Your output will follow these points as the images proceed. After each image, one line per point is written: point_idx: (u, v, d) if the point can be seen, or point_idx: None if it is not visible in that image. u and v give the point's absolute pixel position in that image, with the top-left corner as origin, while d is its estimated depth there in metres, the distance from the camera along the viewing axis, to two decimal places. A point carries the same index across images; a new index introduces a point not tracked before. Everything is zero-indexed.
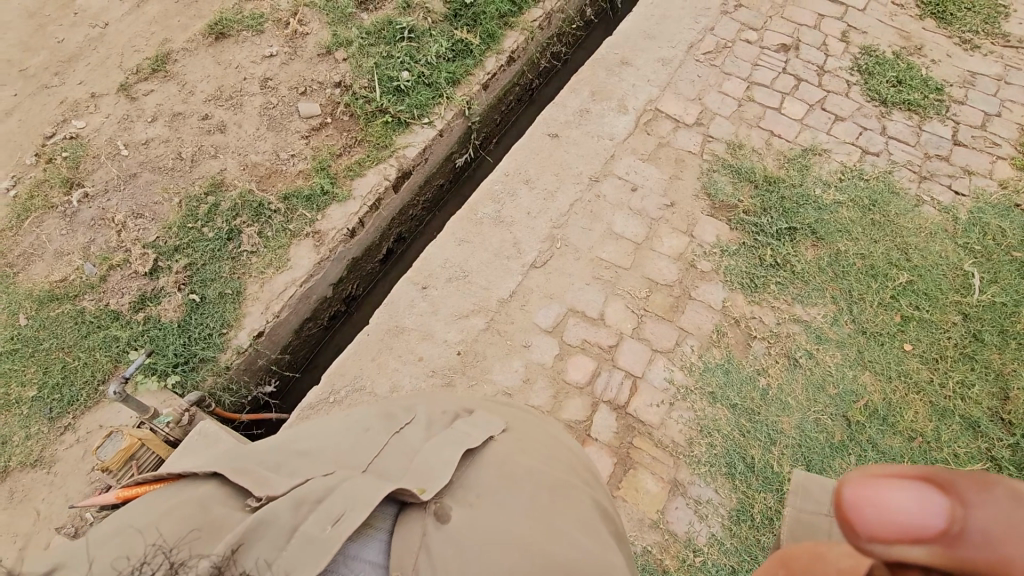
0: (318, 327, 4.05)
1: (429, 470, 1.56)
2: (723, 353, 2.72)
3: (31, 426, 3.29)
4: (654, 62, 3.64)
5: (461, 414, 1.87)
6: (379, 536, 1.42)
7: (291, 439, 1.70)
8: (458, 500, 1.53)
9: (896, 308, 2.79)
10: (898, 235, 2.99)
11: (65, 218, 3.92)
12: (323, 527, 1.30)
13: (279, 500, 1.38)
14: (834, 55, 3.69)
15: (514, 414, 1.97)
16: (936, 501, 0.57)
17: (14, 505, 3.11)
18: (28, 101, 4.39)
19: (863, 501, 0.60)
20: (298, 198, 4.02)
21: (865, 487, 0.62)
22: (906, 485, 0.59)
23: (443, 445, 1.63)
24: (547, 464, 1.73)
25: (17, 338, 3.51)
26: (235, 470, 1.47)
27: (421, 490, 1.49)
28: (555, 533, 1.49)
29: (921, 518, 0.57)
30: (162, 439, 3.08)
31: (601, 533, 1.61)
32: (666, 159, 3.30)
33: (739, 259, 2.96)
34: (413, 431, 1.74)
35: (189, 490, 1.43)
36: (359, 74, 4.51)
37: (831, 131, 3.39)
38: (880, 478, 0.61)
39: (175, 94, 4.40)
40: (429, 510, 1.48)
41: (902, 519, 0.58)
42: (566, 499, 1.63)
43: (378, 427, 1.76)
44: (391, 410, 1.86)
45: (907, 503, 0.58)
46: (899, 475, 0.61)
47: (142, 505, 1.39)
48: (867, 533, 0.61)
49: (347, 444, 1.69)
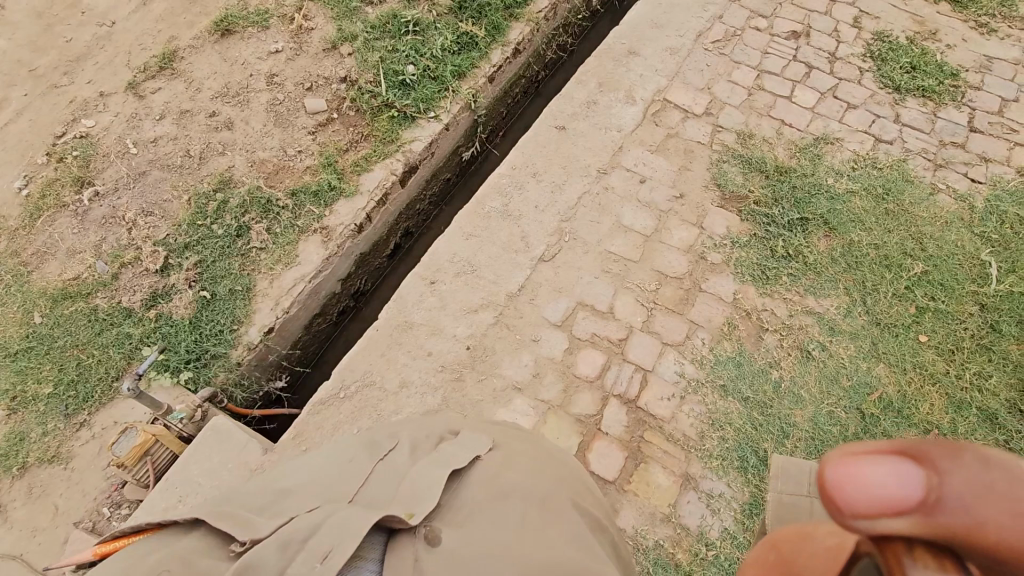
0: (327, 323, 4.07)
1: (415, 492, 1.55)
2: (734, 346, 2.70)
3: (48, 423, 3.33)
4: (662, 52, 3.59)
5: (445, 435, 1.90)
6: (369, 567, 1.38)
7: (278, 482, 1.70)
8: (448, 521, 1.53)
9: (911, 300, 2.74)
10: (912, 225, 2.94)
11: (76, 217, 3.96)
12: (311, 566, 1.27)
13: (263, 543, 1.35)
14: (846, 42, 3.62)
15: (499, 433, 2.00)
16: (912, 472, 0.57)
17: (33, 501, 3.16)
18: (38, 100, 4.42)
19: (844, 477, 0.59)
20: (306, 194, 4.03)
21: (843, 462, 0.61)
22: (882, 461, 0.59)
23: (429, 466, 1.64)
24: (535, 479, 1.74)
25: (33, 336, 3.56)
26: (217, 515, 1.45)
27: (409, 514, 1.47)
28: (547, 544, 1.51)
29: (900, 489, 0.56)
30: (176, 434, 3.12)
31: (593, 542, 1.63)
32: (675, 150, 3.26)
33: (750, 251, 2.92)
34: (398, 455, 1.75)
35: (173, 543, 1.40)
36: (365, 69, 4.49)
37: (843, 120, 3.33)
38: (858, 455, 0.61)
39: (183, 92, 4.41)
40: (419, 534, 1.46)
41: (882, 491, 0.57)
42: (556, 511, 1.65)
43: (363, 458, 1.77)
44: (375, 441, 1.87)
45: (887, 478, 0.57)
46: (875, 450, 0.61)
47: (124, 560, 1.36)
48: (851, 511, 0.59)
49: (334, 477, 1.69)
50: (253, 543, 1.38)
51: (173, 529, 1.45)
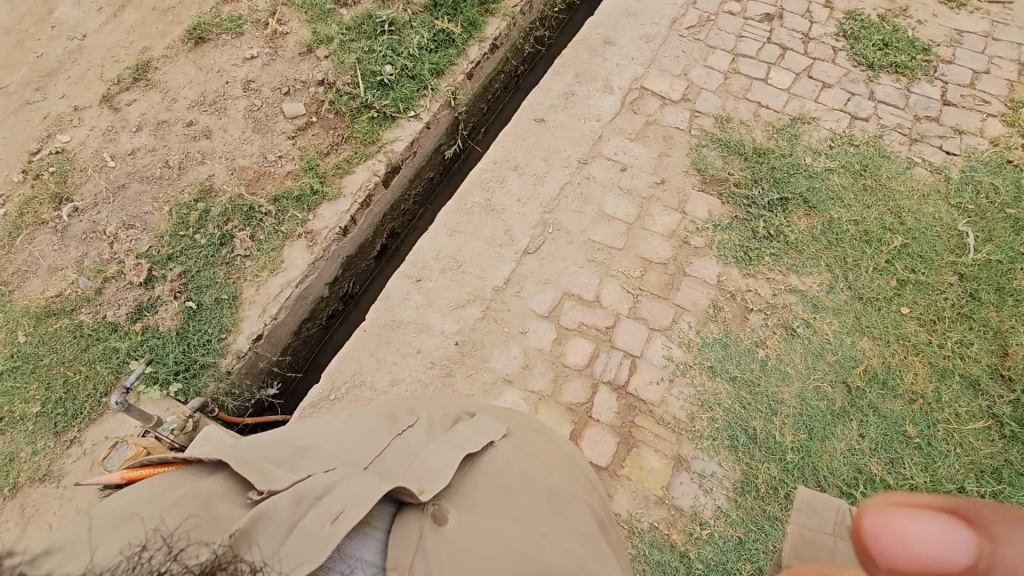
0: (317, 327, 4.06)
1: (428, 471, 1.58)
2: (721, 327, 2.72)
3: (38, 442, 3.30)
4: (637, 40, 3.60)
5: (461, 417, 1.90)
6: (376, 535, 1.45)
7: (294, 435, 1.72)
8: (457, 504, 1.57)
9: (892, 273, 2.77)
10: (890, 199, 2.97)
11: (56, 233, 3.91)
12: (323, 523, 1.31)
13: (280, 494, 1.38)
14: (818, 22, 3.65)
15: (516, 421, 2.00)
16: (961, 534, 0.52)
17: (25, 521, 3.13)
18: (12, 118, 4.36)
19: (882, 530, 0.56)
20: (288, 199, 4.00)
21: (884, 513, 0.57)
22: (928, 515, 0.54)
23: (445, 448, 1.66)
24: (546, 470, 1.75)
25: (17, 355, 3.52)
26: (240, 460, 1.47)
27: (420, 490, 1.51)
28: (550, 540, 1.52)
29: (944, 552, 0.52)
30: (168, 446, 3.04)
31: (598, 544, 1.60)
32: (654, 137, 3.28)
33: (732, 233, 2.94)
34: (415, 434, 1.76)
35: (194, 483, 1.43)
36: (342, 71, 4.46)
37: (818, 99, 3.36)
38: (902, 505, 0.56)
39: (158, 103, 4.37)
40: (427, 512, 1.51)
41: (923, 551, 0.53)
42: (563, 509, 1.64)
43: (381, 427, 1.78)
44: (394, 411, 1.88)
45: (931, 535, 0.53)
46: (921, 505, 0.55)
47: (145, 493, 1.38)
48: (886, 564, 0.56)
49: (350, 439, 1.71)
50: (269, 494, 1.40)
51: (193, 467, 1.48)
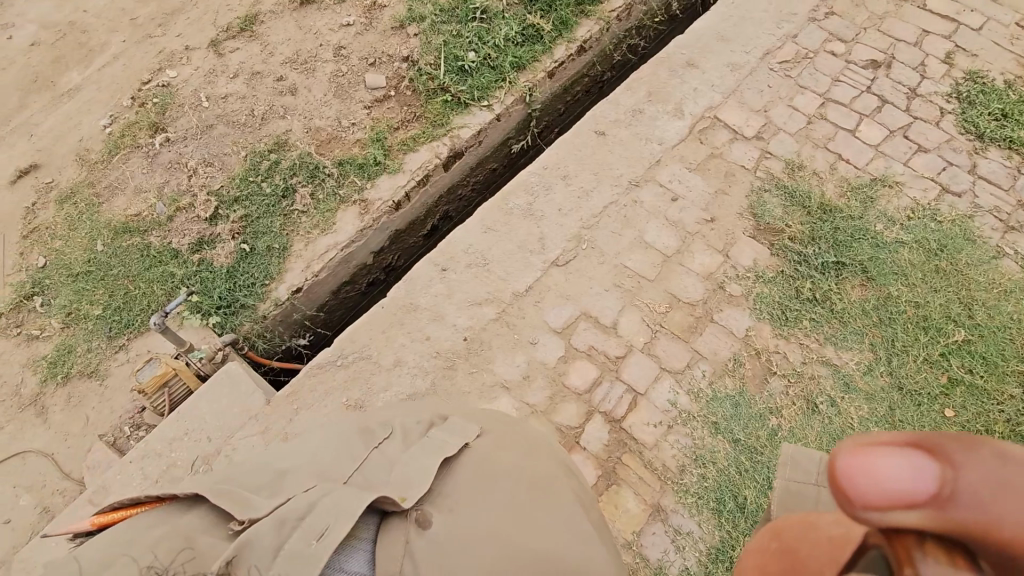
0: (356, 292, 4.21)
1: (408, 478, 1.57)
2: (737, 384, 2.58)
3: (93, 341, 3.68)
4: (723, 67, 3.43)
5: (436, 423, 1.89)
6: (362, 545, 1.42)
7: (269, 461, 1.70)
8: (439, 505, 1.55)
9: (943, 368, 2.51)
10: (964, 287, 2.67)
11: (147, 158, 4.29)
12: (308, 542, 1.33)
13: (262, 522, 1.38)
14: (931, 78, 3.32)
15: (489, 417, 2.00)
16: (925, 466, 0.59)
17: (69, 408, 3.51)
18: (133, 48, 4.81)
19: (855, 470, 0.62)
20: (352, 165, 4.17)
21: (855, 454, 0.64)
22: (895, 451, 0.61)
23: (422, 455, 1.64)
24: (524, 463, 1.76)
25: (93, 261, 3.92)
26: (216, 492, 1.42)
27: (401, 498, 1.50)
28: (535, 531, 1.54)
29: (912, 484, 0.59)
30: (194, 371, 3.37)
31: (581, 525, 1.65)
32: (716, 171, 3.12)
33: (775, 288, 2.77)
34: (391, 445, 1.73)
35: (169, 521, 1.38)
36: (427, 51, 4.55)
37: (909, 163, 3.06)
38: (872, 445, 0.63)
39: (257, 54, 4.66)
40: (411, 519, 1.49)
41: (894, 486, 0.60)
42: (544, 494, 1.67)
43: (357, 440, 1.76)
44: (369, 424, 1.85)
45: (899, 471, 0.60)
46: (888, 440, 0.62)
47: (117, 539, 1.32)
48: (861, 502, 0.63)
49: (328, 456, 1.69)
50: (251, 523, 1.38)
51: (167, 505, 1.43)
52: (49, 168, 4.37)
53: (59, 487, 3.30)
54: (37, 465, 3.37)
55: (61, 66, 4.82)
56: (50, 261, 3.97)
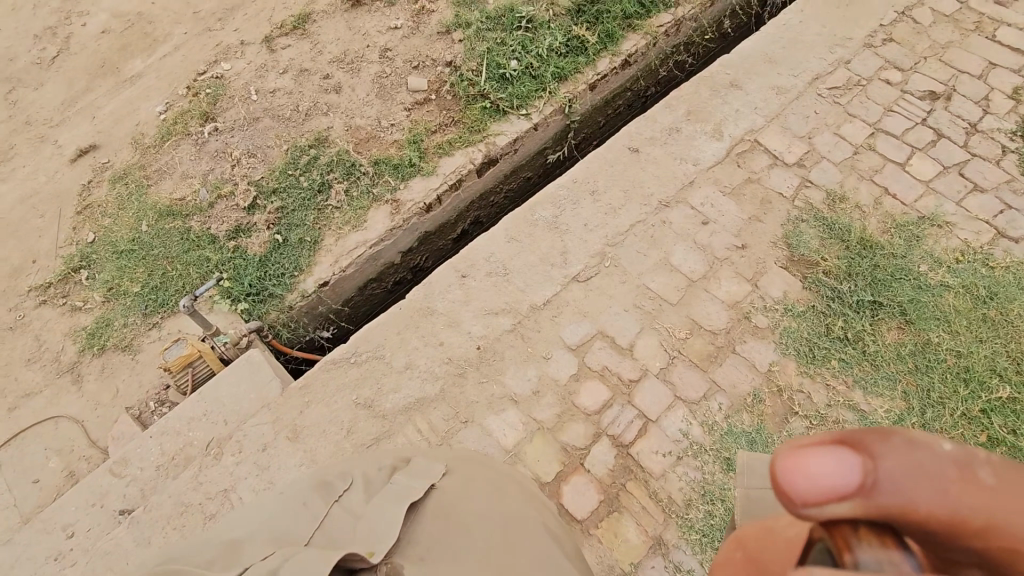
0: (382, 290, 4.29)
1: (374, 531, 1.51)
2: (754, 420, 2.47)
3: (130, 317, 3.85)
4: (768, 90, 3.33)
5: (397, 467, 1.90)
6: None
7: (218, 537, 1.59)
8: (408, 557, 1.48)
9: (983, 426, 2.34)
10: (1014, 340, 2.49)
11: (195, 146, 4.47)
12: None
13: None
14: (995, 114, 3.13)
15: (452, 459, 2.03)
16: (849, 459, 0.64)
17: (102, 379, 3.68)
18: (193, 40, 5.04)
19: (791, 473, 0.65)
20: (387, 164, 4.24)
21: (791, 457, 0.67)
22: (824, 450, 0.65)
23: (385, 501, 1.62)
24: (491, 504, 1.75)
25: (137, 240, 4.11)
26: None
27: (369, 552, 1.43)
28: (511, 567, 1.51)
29: (840, 477, 0.62)
30: (218, 355, 3.45)
31: (556, 559, 1.62)
32: (751, 197, 3.02)
33: (803, 324, 2.64)
34: (352, 497, 1.70)
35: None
36: (471, 57, 4.59)
37: (962, 202, 2.88)
38: (803, 448, 0.67)
39: (307, 52, 4.81)
40: (382, 575, 1.40)
41: (824, 481, 0.63)
42: (510, 531, 1.64)
43: (316, 498, 1.70)
44: (326, 481, 1.80)
45: (828, 467, 0.63)
46: (817, 441, 0.67)
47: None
48: (799, 499, 0.65)
49: (284, 519, 1.62)
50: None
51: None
52: (106, 149, 4.62)
53: (85, 453, 3.45)
54: (68, 430, 3.54)
55: (127, 54, 5.09)
56: (99, 238, 4.19)
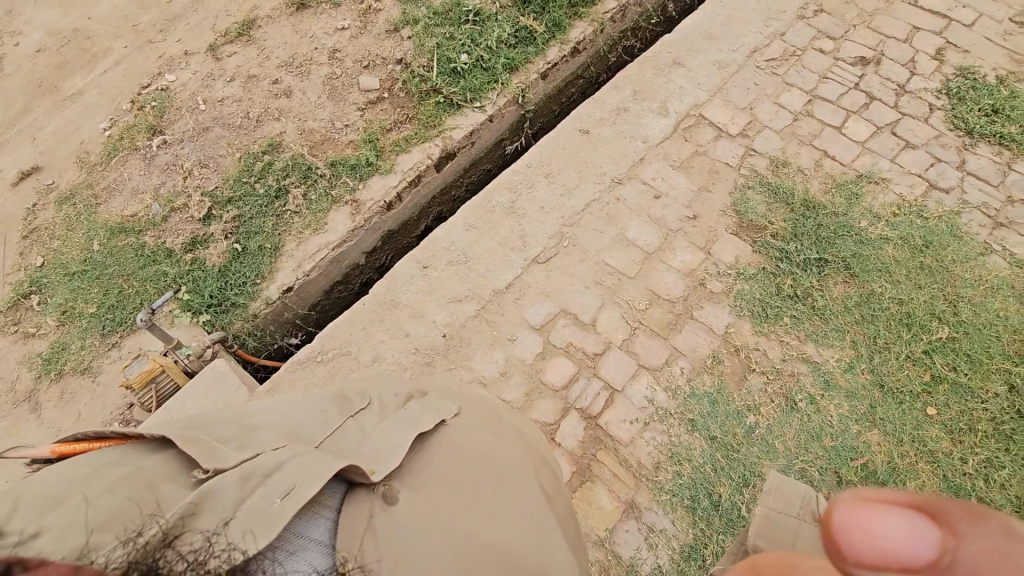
0: (349, 292, 4.26)
1: (378, 454, 1.59)
2: (715, 381, 2.55)
3: (87, 338, 3.74)
4: (709, 65, 3.43)
5: (413, 397, 1.90)
6: (326, 514, 1.43)
7: (243, 410, 1.67)
8: (408, 484, 1.57)
9: (926, 366, 2.46)
10: (949, 284, 2.62)
11: (144, 160, 4.37)
12: (272, 500, 1.30)
13: (227, 473, 1.35)
14: (922, 75, 3.29)
15: (463, 398, 2.05)
16: (919, 529, 0.68)
17: (62, 404, 3.57)
18: (135, 53, 4.92)
19: (854, 527, 0.70)
20: (344, 165, 4.21)
21: (856, 512, 0.72)
22: (898, 514, 0.69)
23: (395, 427, 1.67)
24: (496, 450, 1.80)
25: (89, 260, 3.99)
26: (184, 439, 1.40)
27: (371, 471, 1.52)
28: (497, 518, 1.58)
29: (906, 544, 0.67)
30: (182, 367, 3.37)
31: (543, 519, 1.68)
32: (699, 168, 3.11)
33: (755, 285, 2.73)
34: (368, 416, 1.74)
35: (136, 461, 1.35)
36: (420, 53, 4.59)
37: (896, 159, 3.02)
38: (872, 506, 0.71)
39: (254, 58, 4.74)
40: (377, 492, 1.52)
41: (888, 544, 0.68)
42: (508, 481, 1.70)
43: (333, 405, 1.74)
44: (345, 393, 1.84)
45: (896, 530, 0.68)
46: (891, 505, 0.71)
47: (80, 468, 1.27)
48: (855, 557, 0.70)
49: (300, 415, 1.68)
50: (217, 473, 1.36)
51: (137, 443, 1.40)
52: (50, 170, 4.47)
53: None
54: None
55: (65, 72, 4.93)
56: (48, 261, 4.05)
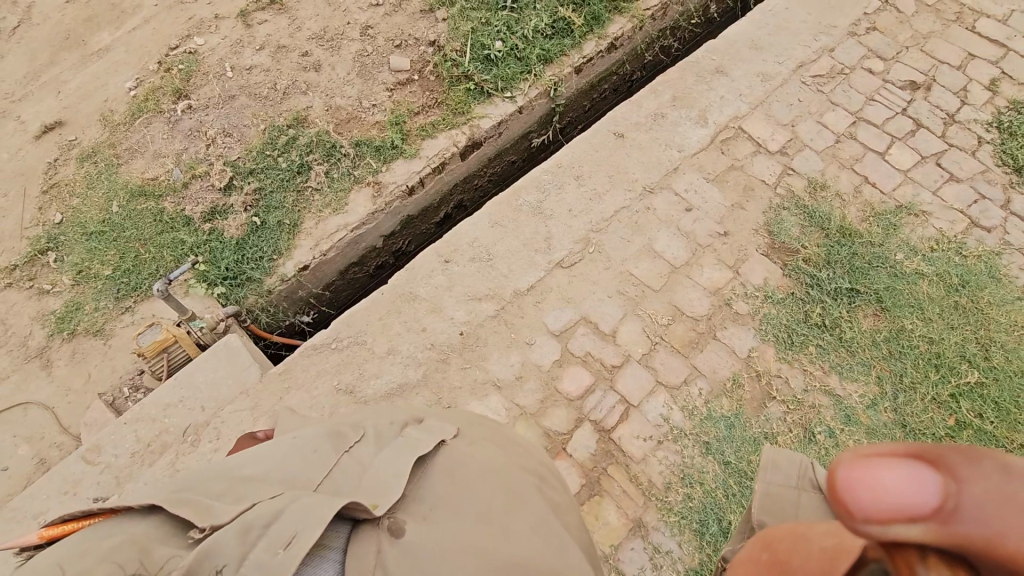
0: (364, 274, 4.29)
1: (381, 484, 1.55)
2: (733, 405, 2.51)
3: (101, 301, 3.73)
4: (753, 76, 3.32)
5: (410, 423, 1.88)
6: (332, 557, 1.37)
7: (230, 464, 1.60)
8: (413, 513, 1.54)
9: (951, 410, 2.42)
10: (983, 326, 2.56)
11: (168, 124, 4.29)
12: (275, 552, 1.29)
13: (224, 529, 1.33)
14: (972, 105, 3.18)
15: (465, 418, 2.04)
16: (928, 478, 0.59)
17: (73, 364, 3.57)
18: (164, 12, 4.83)
19: (859, 483, 0.61)
20: (369, 147, 4.12)
21: (857, 465, 0.63)
22: (902, 463, 0.61)
23: (395, 456, 1.63)
24: (501, 466, 1.78)
25: (107, 222, 3.96)
26: (175, 502, 1.38)
27: (374, 505, 1.48)
28: (510, 535, 1.56)
29: (916, 496, 0.59)
30: (195, 340, 3.36)
31: (554, 531, 1.67)
32: (734, 184, 3.03)
33: (782, 310, 2.68)
34: (363, 448, 1.69)
35: (126, 529, 1.32)
36: (454, 37, 4.48)
37: (938, 192, 2.93)
38: (871, 458, 0.62)
39: (285, 28, 4.65)
40: (383, 526, 1.46)
41: (898, 499, 0.59)
42: (517, 497, 1.69)
43: (325, 442, 1.68)
44: (339, 426, 1.77)
45: (903, 482, 0.59)
46: (892, 453, 0.62)
47: (67, 552, 1.25)
48: (863, 515, 0.62)
49: (293, 462, 1.61)
50: (212, 530, 1.34)
51: (125, 515, 1.36)
52: (74, 125, 4.43)
53: (57, 441, 3.36)
54: (37, 416, 3.45)
55: (94, 26, 4.87)
56: (67, 218, 4.04)
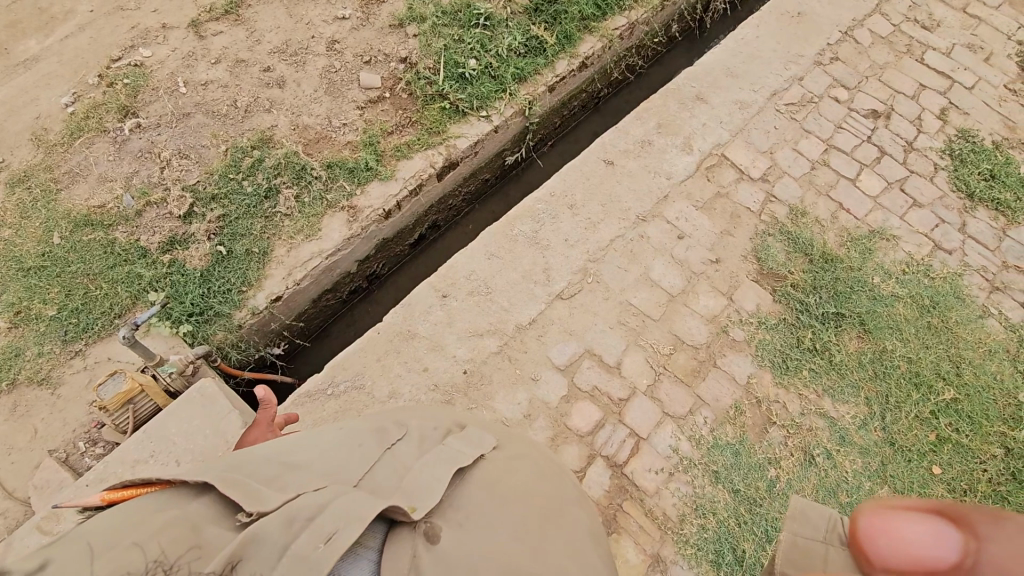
0: (337, 300, 4.03)
1: (420, 486, 1.45)
2: (737, 432, 2.59)
3: (44, 344, 3.34)
4: (732, 104, 3.44)
5: (452, 430, 1.78)
6: (368, 556, 1.30)
7: (277, 451, 1.55)
8: (449, 519, 1.42)
9: (932, 426, 2.60)
10: (953, 345, 2.77)
11: (114, 145, 3.93)
12: (315, 545, 1.19)
13: (271, 516, 1.25)
14: (927, 133, 3.43)
15: (502, 432, 1.93)
16: (949, 535, 0.61)
17: (14, 419, 3.18)
18: (102, 20, 4.39)
19: (877, 532, 0.67)
20: (342, 168, 3.91)
21: (877, 517, 0.68)
22: (920, 518, 0.64)
23: (436, 461, 1.53)
24: (536, 483, 1.66)
25: (48, 256, 3.55)
26: (227, 482, 1.31)
27: (411, 508, 1.38)
28: (545, 558, 1.42)
29: (934, 551, 0.61)
30: (163, 387, 3.07)
31: (587, 556, 1.53)
32: (721, 212, 3.12)
33: (777, 336, 2.79)
34: (406, 447, 1.63)
35: (178, 506, 1.25)
36: (426, 54, 4.34)
37: (904, 217, 3.14)
38: (892, 511, 0.67)
39: (242, 40, 4.34)
40: (419, 529, 1.36)
41: (914, 550, 0.63)
42: (552, 518, 1.57)
43: (368, 440, 1.65)
44: (381, 425, 1.73)
45: (919, 535, 0.63)
46: (914, 507, 0.66)
47: (120, 523, 1.18)
48: (882, 563, 0.66)
49: (337, 455, 1.56)
50: (259, 516, 1.26)
51: (176, 489, 1.29)
52: None
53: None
54: None
55: (17, 33, 4.36)
56: None
